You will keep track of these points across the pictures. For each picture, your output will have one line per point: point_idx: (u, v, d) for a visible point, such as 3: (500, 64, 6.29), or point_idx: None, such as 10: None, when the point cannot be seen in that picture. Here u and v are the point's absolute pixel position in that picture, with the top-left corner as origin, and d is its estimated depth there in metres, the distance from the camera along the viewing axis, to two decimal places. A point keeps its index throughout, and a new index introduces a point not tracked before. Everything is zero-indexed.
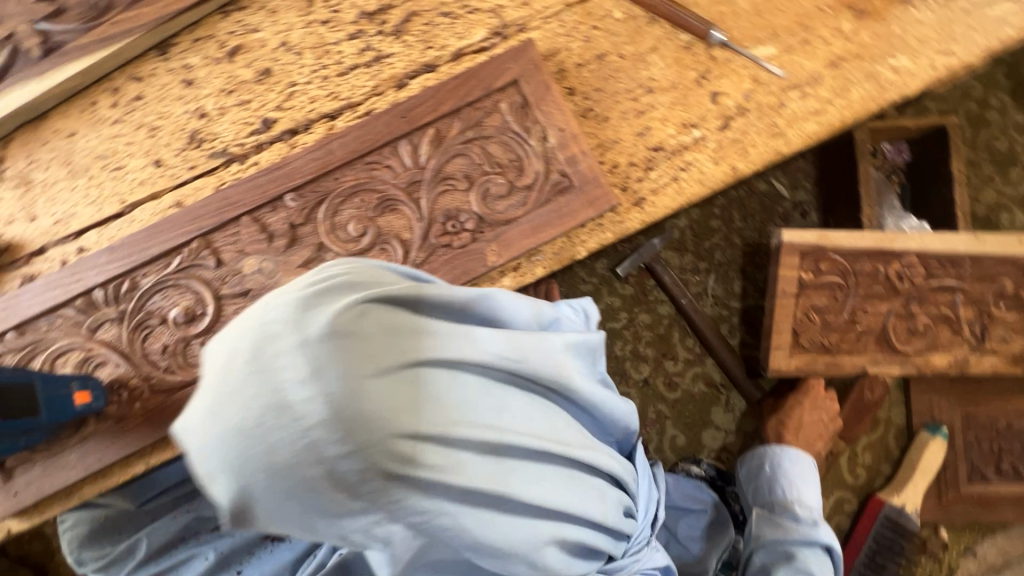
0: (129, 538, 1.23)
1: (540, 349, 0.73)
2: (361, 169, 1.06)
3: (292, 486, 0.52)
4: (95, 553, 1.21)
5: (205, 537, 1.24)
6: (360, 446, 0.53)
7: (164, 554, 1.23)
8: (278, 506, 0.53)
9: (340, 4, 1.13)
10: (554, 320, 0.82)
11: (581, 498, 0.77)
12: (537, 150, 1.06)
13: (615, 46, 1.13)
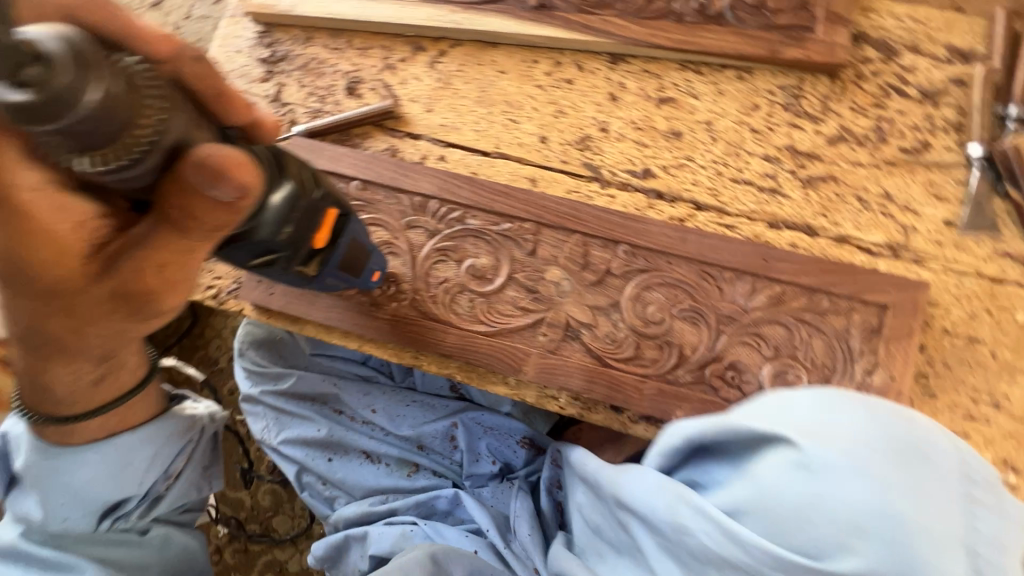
0: (281, 367, 1.35)
1: None
2: (694, 271, 1.06)
3: (858, 512, 0.63)
4: (255, 357, 1.35)
5: (327, 412, 1.34)
6: (935, 547, 0.61)
7: (293, 401, 1.33)
8: (824, 512, 0.65)
9: (778, 126, 1.14)
10: None
11: None
12: (855, 376, 1.01)
13: (995, 343, 1.03)
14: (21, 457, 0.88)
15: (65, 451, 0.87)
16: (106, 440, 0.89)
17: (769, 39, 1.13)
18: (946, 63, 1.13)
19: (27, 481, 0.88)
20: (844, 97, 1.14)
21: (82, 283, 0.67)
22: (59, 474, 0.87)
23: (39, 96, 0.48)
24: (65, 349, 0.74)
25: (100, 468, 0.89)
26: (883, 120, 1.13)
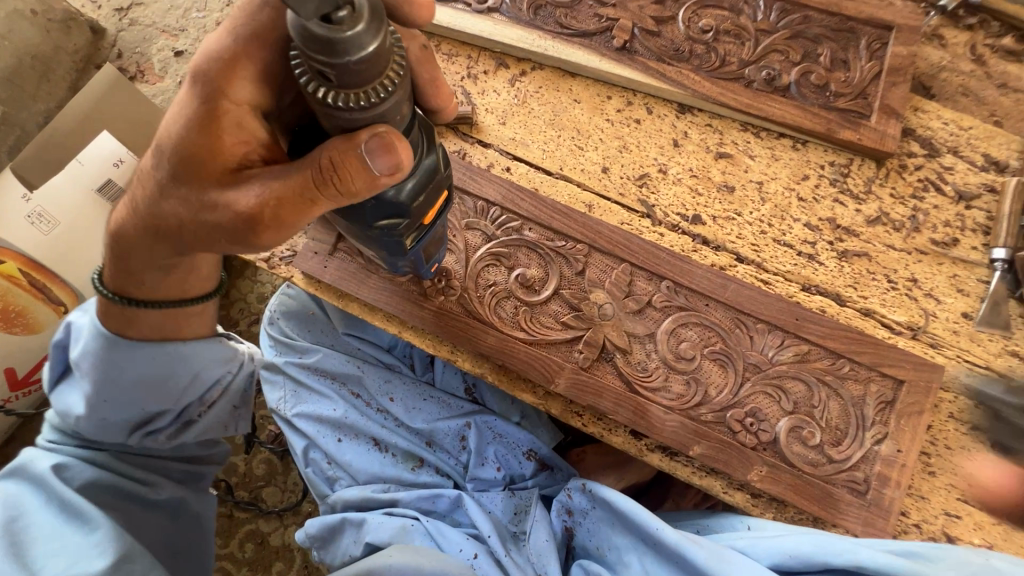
0: (309, 342, 1.40)
1: None
2: (729, 318, 1.12)
3: None
4: (286, 328, 1.41)
5: (346, 393, 1.37)
6: None
7: (315, 376, 1.37)
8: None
9: (824, 198, 1.22)
10: None
11: None
12: (863, 442, 1.07)
13: (995, 434, 1.10)
14: (79, 343, 0.94)
15: (120, 345, 0.91)
16: (162, 343, 0.94)
17: (827, 118, 1.21)
18: (982, 170, 1.22)
19: (79, 368, 0.94)
20: (886, 183, 1.22)
21: (213, 181, 0.76)
22: (107, 366, 0.92)
23: (333, 32, 0.54)
24: (173, 238, 0.80)
25: (147, 370, 0.94)
26: (919, 210, 1.20)
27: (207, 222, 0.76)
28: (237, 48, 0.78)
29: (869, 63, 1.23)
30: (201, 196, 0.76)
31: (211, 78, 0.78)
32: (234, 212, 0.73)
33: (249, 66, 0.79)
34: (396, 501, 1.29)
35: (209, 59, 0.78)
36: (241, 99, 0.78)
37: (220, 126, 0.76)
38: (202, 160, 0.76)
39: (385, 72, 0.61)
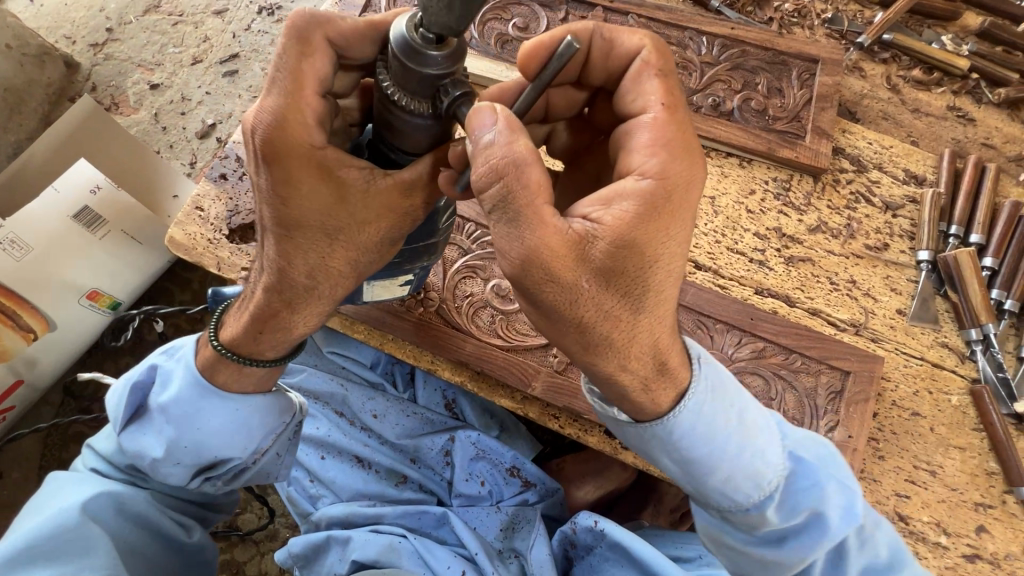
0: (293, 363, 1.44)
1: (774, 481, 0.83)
2: (690, 320, 1.21)
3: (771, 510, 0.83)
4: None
5: (329, 412, 1.39)
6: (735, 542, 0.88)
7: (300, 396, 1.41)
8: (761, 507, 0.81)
9: (769, 209, 1.34)
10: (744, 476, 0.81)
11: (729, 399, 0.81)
12: (820, 432, 1.16)
13: (933, 419, 1.20)
14: (168, 391, 0.97)
15: (208, 396, 0.95)
16: (246, 396, 0.98)
17: (767, 139, 1.35)
18: (904, 183, 1.37)
19: (163, 415, 0.96)
20: (823, 196, 1.35)
21: (329, 233, 0.77)
22: (197, 415, 0.96)
23: (416, 46, 0.65)
24: (294, 291, 0.83)
25: (224, 420, 0.96)
26: (853, 220, 1.34)
27: (330, 265, 0.80)
28: (298, 98, 0.73)
29: (801, 91, 1.38)
30: (319, 244, 0.78)
31: (282, 136, 0.72)
32: (360, 249, 0.80)
33: (309, 114, 0.74)
34: (381, 518, 1.29)
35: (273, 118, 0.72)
36: (315, 145, 0.74)
37: (315, 179, 0.74)
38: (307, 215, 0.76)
39: (429, 101, 0.71)
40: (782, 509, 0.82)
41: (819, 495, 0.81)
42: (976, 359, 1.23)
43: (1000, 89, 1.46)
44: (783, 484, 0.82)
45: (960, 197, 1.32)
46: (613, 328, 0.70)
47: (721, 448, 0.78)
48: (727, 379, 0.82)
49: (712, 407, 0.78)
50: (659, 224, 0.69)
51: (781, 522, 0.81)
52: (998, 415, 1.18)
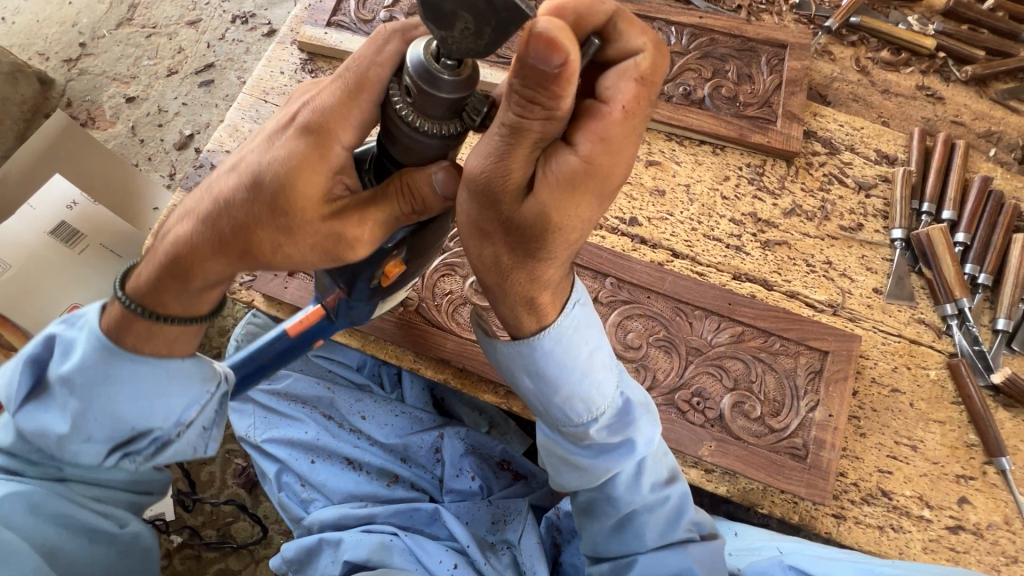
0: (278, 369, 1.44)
1: (614, 418, 0.92)
2: (670, 308, 1.22)
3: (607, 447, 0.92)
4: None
5: (316, 415, 1.40)
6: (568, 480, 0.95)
7: (285, 401, 1.41)
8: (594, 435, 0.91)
9: (744, 195, 1.35)
10: (583, 410, 0.89)
11: (588, 342, 0.88)
12: (801, 411, 1.17)
13: (912, 394, 1.22)
14: (69, 360, 0.82)
15: (119, 363, 0.81)
16: (164, 360, 0.83)
17: (739, 125, 1.36)
18: (876, 163, 1.39)
19: (64, 387, 0.81)
20: (797, 179, 1.37)
21: (283, 220, 0.73)
22: (107, 386, 0.81)
23: (431, 68, 0.65)
24: (233, 254, 0.77)
25: (139, 391, 0.82)
26: (827, 201, 1.35)
27: (282, 252, 0.76)
28: (355, 98, 0.74)
29: (771, 76, 1.39)
30: (269, 230, 0.74)
31: (323, 125, 0.74)
32: (300, 239, 0.75)
33: (355, 116, 0.75)
34: (373, 517, 1.28)
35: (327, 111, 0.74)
36: (343, 147, 0.76)
37: (309, 169, 0.73)
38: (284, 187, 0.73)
39: (444, 122, 0.71)
40: (606, 434, 0.91)
41: (638, 429, 0.92)
42: (953, 333, 1.24)
43: (966, 67, 1.48)
44: (614, 411, 0.92)
45: (931, 175, 1.34)
46: (504, 254, 0.78)
47: (563, 374, 0.87)
48: (592, 325, 0.90)
49: (568, 339, 0.86)
50: (576, 194, 0.71)
51: (603, 442, 0.91)
52: (975, 387, 1.19)
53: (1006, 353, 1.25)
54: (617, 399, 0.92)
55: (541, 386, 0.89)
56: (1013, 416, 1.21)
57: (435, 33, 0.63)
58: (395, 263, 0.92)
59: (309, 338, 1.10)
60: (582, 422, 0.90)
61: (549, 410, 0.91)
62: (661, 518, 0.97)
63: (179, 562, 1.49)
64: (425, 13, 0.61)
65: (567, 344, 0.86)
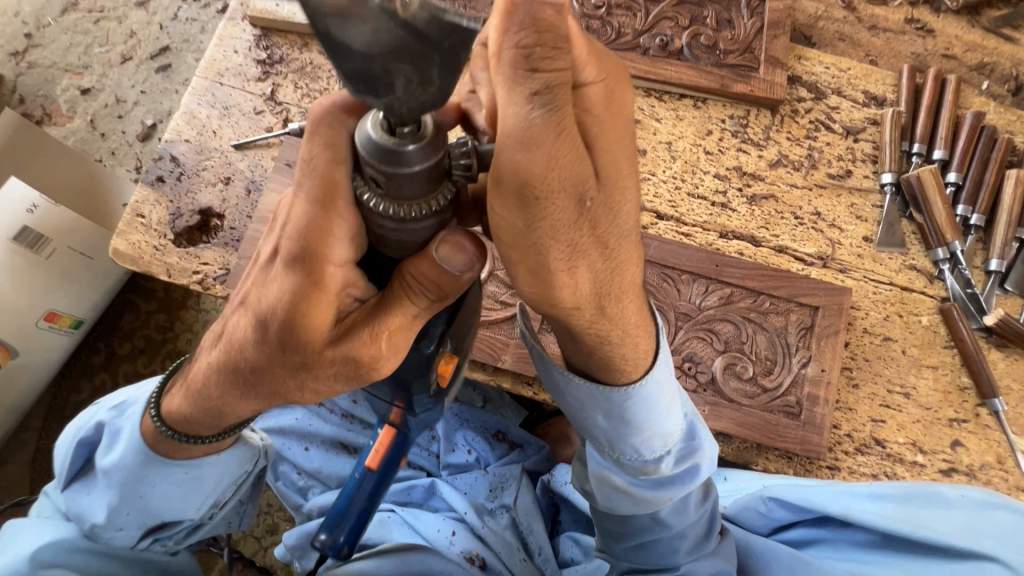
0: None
1: (678, 451, 0.85)
2: (656, 273, 1.19)
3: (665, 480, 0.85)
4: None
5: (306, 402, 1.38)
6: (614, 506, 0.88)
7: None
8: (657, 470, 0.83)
9: (727, 149, 1.30)
10: (655, 447, 0.81)
11: (666, 380, 0.80)
12: (794, 368, 1.16)
13: (904, 341, 1.20)
14: (111, 454, 0.89)
15: (153, 466, 0.88)
16: (195, 463, 0.89)
17: (720, 75, 1.29)
18: (864, 106, 1.33)
19: (106, 478, 0.89)
20: (782, 128, 1.31)
21: (302, 360, 0.67)
22: (143, 485, 0.89)
23: (388, 139, 0.52)
24: (260, 392, 0.74)
25: (175, 488, 0.90)
26: (814, 149, 1.30)
27: (302, 387, 0.71)
28: (324, 212, 0.57)
29: (751, 19, 1.32)
30: (286, 368, 0.68)
31: (304, 248, 0.60)
32: (334, 376, 0.68)
33: (337, 230, 0.58)
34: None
35: (298, 240, 0.60)
36: (339, 266, 0.61)
37: (314, 306, 0.62)
38: (280, 329, 0.64)
39: (429, 196, 0.56)
40: (672, 463, 0.84)
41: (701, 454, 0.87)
42: (945, 278, 1.22)
43: None
44: (680, 438, 0.85)
45: (921, 113, 1.29)
46: (586, 276, 0.61)
47: (636, 413, 0.77)
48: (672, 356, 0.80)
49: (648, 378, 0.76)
50: (613, 131, 0.55)
51: (670, 473, 0.85)
52: (969, 332, 1.17)
53: (998, 294, 1.23)
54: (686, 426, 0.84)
55: (614, 422, 0.79)
56: (1006, 357, 1.20)
57: (377, 104, 0.49)
58: (445, 360, 0.84)
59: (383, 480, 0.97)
60: (651, 459, 0.82)
61: (619, 445, 0.81)
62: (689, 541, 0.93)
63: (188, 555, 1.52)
64: (354, 89, 0.48)
65: (651, 386, 0.77)
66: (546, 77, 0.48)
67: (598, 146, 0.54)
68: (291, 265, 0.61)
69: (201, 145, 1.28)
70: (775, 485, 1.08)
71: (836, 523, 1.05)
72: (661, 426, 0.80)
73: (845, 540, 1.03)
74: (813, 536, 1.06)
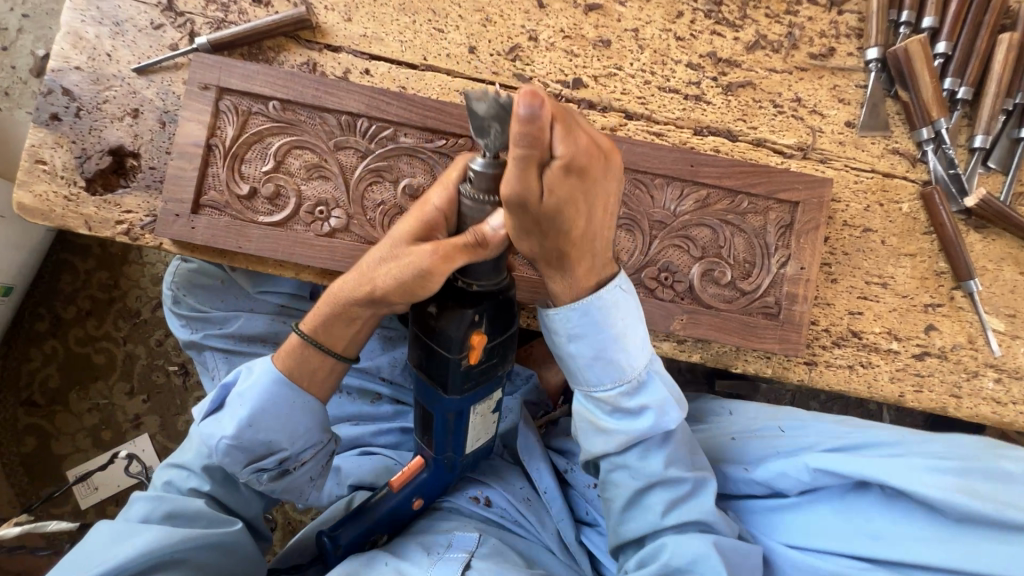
0: (225, 312, 1.30)
1: (640, 397, 0.81)
2: (628, 178, 1.11)
3: (623, 421, 0.83)
4: (195, 303, 1.29)
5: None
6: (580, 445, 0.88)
7: (244, 342, 1.29)
8: (608, 404, 0.82)
9: (700, 33, 1.16)
10: (605, 379, 0.80)
11: (622, 322, 0.79)
12: (773, 268, 1.12)
13: (883, 231, 1.17)
14: (247, 381, 0.92)
15: (287, 387, 0.91)
16: (305, 394, 0.92)
17: None
18: None
19: (235, 401, 0.91)
20: (759, 3, 1.17)
21: (395, 244, 0.78)
22: (269, 408, 0.90)
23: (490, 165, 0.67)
24: (362, 291, 0.82)
25: (281, 420, 0.90)
26: (795, 26, 1.17)
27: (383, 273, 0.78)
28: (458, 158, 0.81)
29: None
30: (385, 256, 0.79)
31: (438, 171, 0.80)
32: (405, 264, 0.75)
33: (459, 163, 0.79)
34: (363, 441, 1.29)
35: (439, 204, 0.76)
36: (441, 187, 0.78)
37: (423, 200, 0.78)
38: (399, 237, 0.78)
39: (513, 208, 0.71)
40: (626, 405, 0.81)
41: (664, 408, 0.82)
42: (928, 160, 1.16)
43: None
44: (639, 384, 0.81)
45: None
46: (536, 249, 0.72)
47: (585, 349, 0.79)
48: (627, 304, 0.79)
49: (594, 316, 0.78)
50: (579, 201, 0.68)
51: (621, 409, 0.82)
52: (952, 221, 1.13)
53: (980, 173, 1.18)
54: (644, 374, 0.81)
55: (565, 350, 0.81)
56: (983, 238, 1.17)
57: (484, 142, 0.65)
58: (477, 335, 0.77)
59: (415, 488, 1.02)
60: (601, 391, 0.81)
61: (573, 375, 0.83)
62: (673, 496, 0.84)
63: None
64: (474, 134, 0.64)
65: (597, 317, 0.78)
66: (524, 138, 0.58)
67: (560, 194, 0.65)
68: (428, 207, 0.77)
69: (95, 72, 1.09)
70: (793, 420, 1.01)
71: (868, 491, 0.86)
72: (612, 363, 0.79)
73: (878, 511, 0.84)
74: (842, 505, 0.87)
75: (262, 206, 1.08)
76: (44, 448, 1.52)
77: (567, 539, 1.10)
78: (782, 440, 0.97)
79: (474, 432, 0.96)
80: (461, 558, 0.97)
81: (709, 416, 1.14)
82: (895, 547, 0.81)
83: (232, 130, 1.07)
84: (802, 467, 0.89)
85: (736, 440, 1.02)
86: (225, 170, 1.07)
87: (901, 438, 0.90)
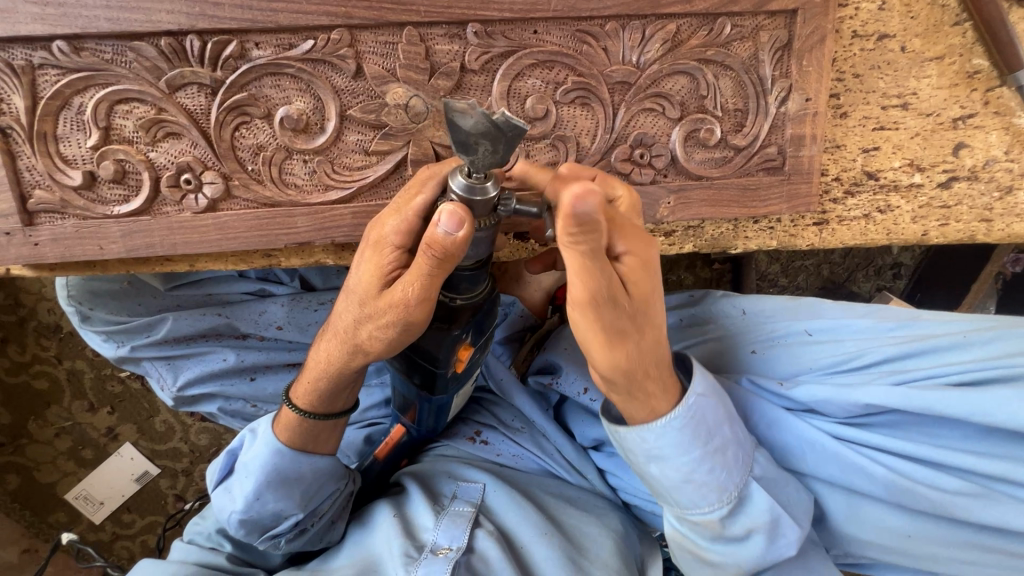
0: (149, 316, 1.10)
1: (749, 503, 0.71)
2: (570, 36, 0.82)
3: (734, 529, 0.72)
4: (106, 314, 1.09)
5: (228, 340, 1.14)
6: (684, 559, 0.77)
7: (181, 344, 1.12)
8: (712, 512, 0.70)
9: None
10: (710, 491, 0.70)
11: (715, 425, 0.70)
12: (771, 111, 0.88)
13: (904, 33, 0.91)
14: (251, 447, 0.89)
15: (288, 455, 0.86)
16: (306, 454, 0.88)
17: None
18: None
19: (243, 471, 0.88)
20: None
21: (356, 296, 0.68)
22: (275, 478, 0.86)
23: (467, 181, 0.59)
24: (344, 350, 0.74)
25: (293, 484, 0.87)
26: None
27: (360, 328, 0.69)
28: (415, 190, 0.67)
29: None
30: (352, 309, 0.69)
31: (384, 214, 0.68)
32: (383, 320, 0.66)
33: (418, 199, 0.65)
34: (366, 412, 1.21)
35: (400, 241, 0.65)
36: (394, 230, 0.65)
37: (371, 255, 0.66)
38: (363, 290, 0.67)
39: (486, 218, 0.63)
40: (732, 525, 0.71)
41: (775, 528, 0.71)
42: None
43: None
44: (745, 492, 0.72)
45: None
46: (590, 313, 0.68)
47: (672, 467, 0.70)
48: (714, 415, 0.71)
49: (678, 437, 0.69)
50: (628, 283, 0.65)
51: (732, 524, 0.71)
52: None
53: None
54: (745, 488, 0.71)
55: (659, 462, 0.70)
56: None
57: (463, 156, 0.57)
58: (467, 347, 0.83)
59: (399, 453, 1.08)
60: (710, 503, 0.70)
61: (665, 479, 0.71)
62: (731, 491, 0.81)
63: (195, 495, 1.52)
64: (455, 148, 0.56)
65: (691, 424, 0.69)
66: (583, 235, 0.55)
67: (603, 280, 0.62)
68: (389, 249, 0.65)
69: None
70: (817, 321, 0.89)
71: (920, 417, 0.74)
72: (714, 463, 0.70)
73: (940, 434, 0.73)
74: (898, 421, 0.75)
75: (111, 193, 0.81)
76: (29, 481, 1.44)
77: (573, 457, 1.04)
78: (815, 351, 0.85)
79: (457, 400, 1.01)
80: (467, 513, 0.89)
81: (718, 318, 0.99)
82: (967, 458, 0.69)
83: (21, 99, 0.76)
84: (854, 400, 0.74)
85: (757, 355, 0.89)
86: (39, 157, 0.78)
87: (961, 340, 0.75)
